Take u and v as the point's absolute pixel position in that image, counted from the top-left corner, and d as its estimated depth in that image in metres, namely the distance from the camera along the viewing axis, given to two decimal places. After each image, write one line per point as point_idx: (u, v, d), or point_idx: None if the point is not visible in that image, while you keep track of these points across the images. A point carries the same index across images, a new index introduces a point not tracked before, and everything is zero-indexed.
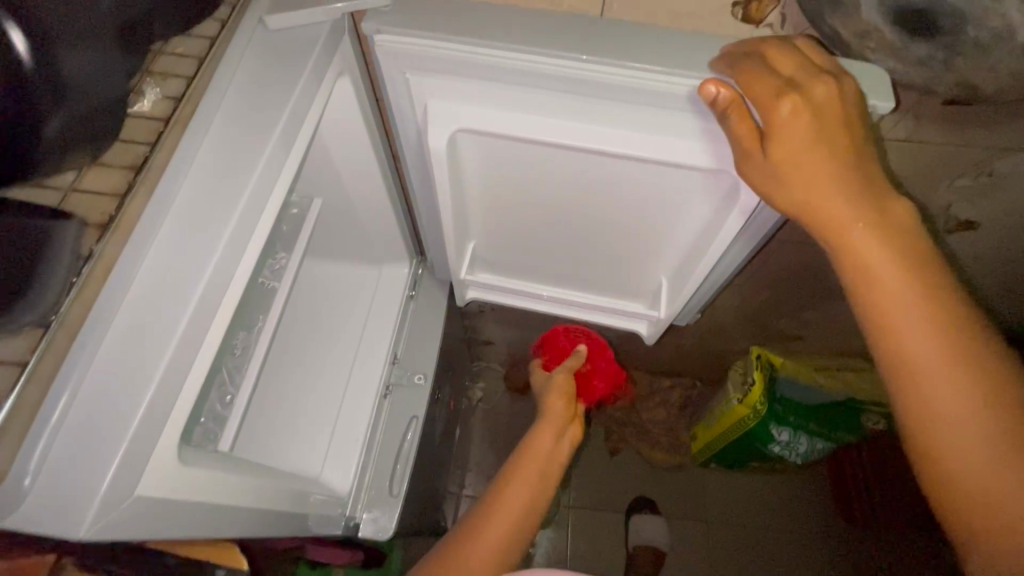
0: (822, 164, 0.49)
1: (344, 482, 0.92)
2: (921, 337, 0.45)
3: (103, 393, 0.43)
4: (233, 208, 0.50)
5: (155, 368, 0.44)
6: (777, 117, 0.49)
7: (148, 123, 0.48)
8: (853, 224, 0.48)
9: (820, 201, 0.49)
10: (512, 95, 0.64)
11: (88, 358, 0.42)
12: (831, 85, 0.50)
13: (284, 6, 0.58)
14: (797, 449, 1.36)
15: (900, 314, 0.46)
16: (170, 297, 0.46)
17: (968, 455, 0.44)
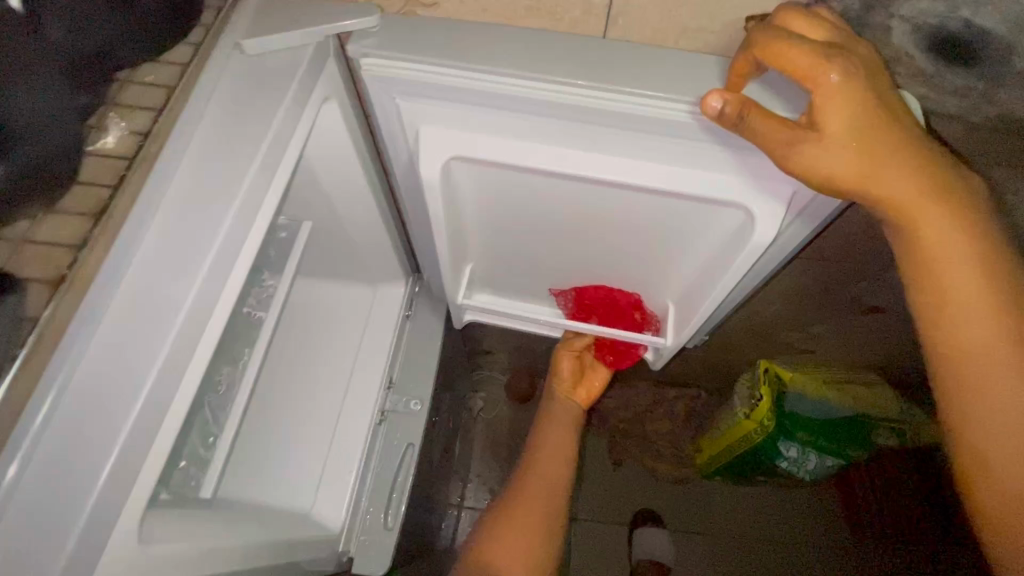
0: (884, 146, 0.47)
1: (336, 517, 0.88)
2: (969, 308, 0.50)
3: (55, 474, 0.38)
4: (210, 249, 0.45)
5: (117, 433, 0.40)
6: (826, 87, 0.45)
7: (110, 162, 0.44)
8: (920, 205, 0.48)
9: (884, 180, 0.47)
10: (512, 120, 0.60)
11: (38, 427, 0.39)
12: (865, 51, 0.47)
13: (262, 29, 0.54)
14: (806, 465, 1.32)
15: (956, 289, 0.51)
16: (136, 355, 0.42)
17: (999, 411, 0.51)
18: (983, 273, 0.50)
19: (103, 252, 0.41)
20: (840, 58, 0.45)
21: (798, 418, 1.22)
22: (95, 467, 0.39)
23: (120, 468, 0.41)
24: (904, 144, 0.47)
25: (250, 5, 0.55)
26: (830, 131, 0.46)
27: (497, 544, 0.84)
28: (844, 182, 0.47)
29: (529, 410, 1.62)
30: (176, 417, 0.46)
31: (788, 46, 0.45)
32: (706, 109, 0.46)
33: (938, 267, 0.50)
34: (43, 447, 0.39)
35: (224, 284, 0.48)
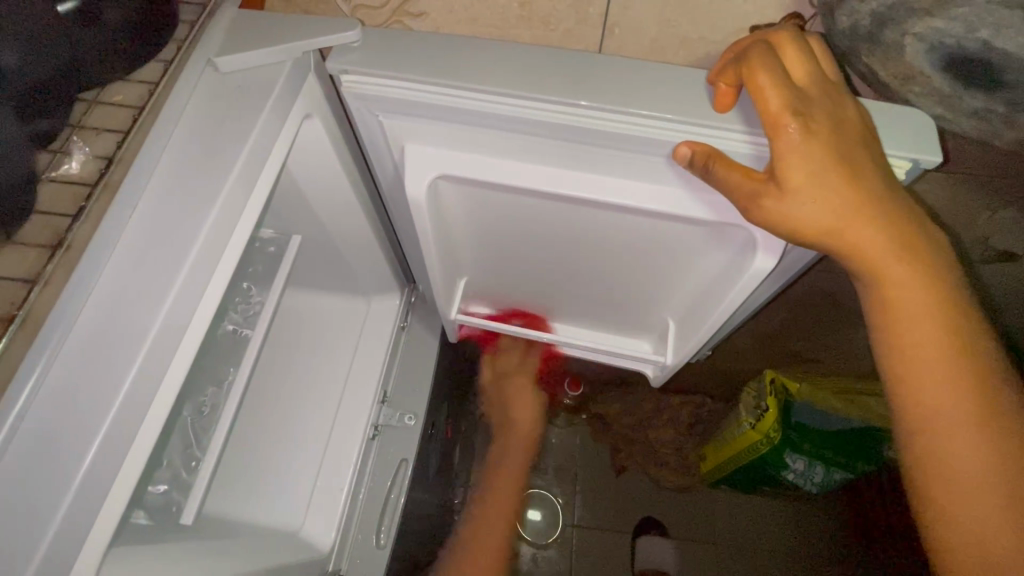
0: (850, 199, 0.45)
1: (326, 536, 0.86)
2: (940, 377, 0.46)
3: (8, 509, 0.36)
4: (172, 284, 0.43)
5: (78, 466, 0.38)
6: (789, 138, 0.44)
7: (73, 189, 0.43)
8: (890, 261, 0.47)
9: (850, 233, 0.46)
10: (501, 138, 0.58)
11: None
12: (844, 102, 0.47)
13: (237, 46, 0.51)
14: (814, 478, 1.28)
15: (925, 354, 0.47)
16: (94, 389, 0.39)
17: (971, 493, 0.45)
18: (950, 329, 0.47)
19: (59, 288, 0.40)
20: (808, 111, 0.45)
21: (805, 430, 1.18)
22: (48, 513, 0.37)
23: (76, 514, 0.38)
24: (875, 198, 0.45)
25: (223, 20, 0.53)
26: (795, 183, 0.45)
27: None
28: (812, 233, 0.47)
29: None
30: (144, 447, 0.44)
31: (765, 89, 0.45)
32: (677, 157, 0.50)
33: (905, 323, 0.47)
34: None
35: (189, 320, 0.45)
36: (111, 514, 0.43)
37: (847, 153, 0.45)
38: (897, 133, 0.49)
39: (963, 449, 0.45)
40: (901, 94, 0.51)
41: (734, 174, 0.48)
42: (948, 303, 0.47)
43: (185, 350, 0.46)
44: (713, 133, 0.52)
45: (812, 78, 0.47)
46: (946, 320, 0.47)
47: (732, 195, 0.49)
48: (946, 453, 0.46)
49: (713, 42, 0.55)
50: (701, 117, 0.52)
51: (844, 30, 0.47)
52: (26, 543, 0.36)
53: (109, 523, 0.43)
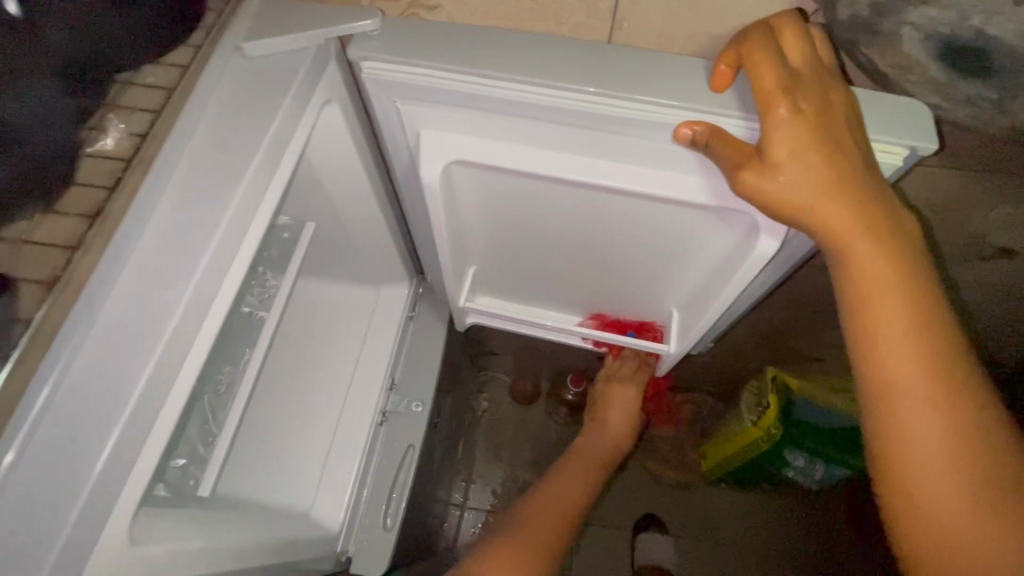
0: (828, 179, 0.48)
1: (335, 516, 0.88)
2: (908, 352, 0.48)
3: (50, 461, 0.37)
4: (201, 257, 0.44)
5: (112, 427, 0.39)
6: (778, 118, 0.47)
7: (109, 164, 0.45)
8: (858, 238, 0.49)
9: (826, 210, 0.48)
10: (513, 123, 0.61)
11: (26, 432, 0.36)
12: (831, 89, 0.50)
13: (263, 32, 0.54)
14: (812, 474, 1.30)
15: (892, 328, 0.48)
16: (128, 358, 0.40)
17: (930, 464, 0.46)
18: (918, 304, 0.48)
19: (99, 253, 0.41)
20: (798, 94, 0.48)
21: (806, 428, 1.20)
22: (85, 469, 0.38)
23: (115, 465, 0.40)
24: (848, 179, 0.48)
25: (250, 8, 0.55)
26: (779, 158, 0.48)
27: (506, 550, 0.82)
28: (790, 209, 0.49)
29: (535, 412, 1.59)
30: (171, 413, 0.46)
31: (768, 68, 0.48)
32: (677, 138, 0.54)
33: (875, 299, 0.49)
34: (29, 455, 0.36)
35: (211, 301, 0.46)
36: (141, 473, 0.44)
37: (831, 136, 0.48)
38: (896, 122, 0.53)
39: (923, 421, 0.47)
40: (898, 85, 0.53)
41: (725, 149, 0.52)
42: (914, 279, 0.49)
43: (208, 330, 0.48)
44: (712, 117, 0.55)
45: (807, 64, 0.49)
46: (913, 295, 0.48)
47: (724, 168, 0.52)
48: (908, 425, 0.47)
49: (719, 36, 0.58)
50: (696, 103, 0.55)
51: (842, 24, 0.49)
52: (64, 497, 0.37)
53: (141, 481, 0.44)
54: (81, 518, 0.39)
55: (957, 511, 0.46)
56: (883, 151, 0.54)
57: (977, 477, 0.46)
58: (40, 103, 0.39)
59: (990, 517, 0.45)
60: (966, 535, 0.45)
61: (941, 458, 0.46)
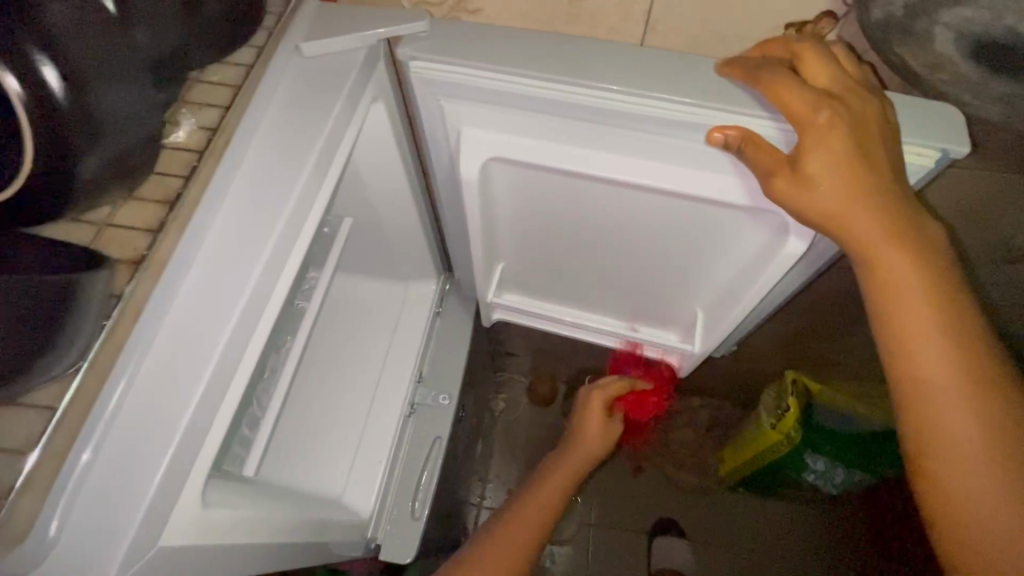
0: (859, 187, 0.51)
1: (366, 504, 0.90)
2: (934, 352, 0.51)
3: (136, 428, 0.39)
4: (266, 246, 0.47)
5: (185, 404, 0.41)
6: (813, 129, 0.50)
7: (182, 154, 0.47)
8: (886, 244, 0.52)
9: (855, 217, 0.51)
10: (554, 124, 0.64)
11: (113, 406, 0.39)
12: (865, 99, 0.51)
13: (321, 33, 0.57)
14: (834, 479, 1.28)
15: (918, 329, 0.51)
16: (199, 338, 0.43)
17: (959, 458, 0.50)
18: (944, 306, 0.51)
19: (175, 238, 0.43)
20: (833, 106, 0.50)
21: (826, 434, 1.19)
22: (164, 441, 0.40)
23: (193, 436, 0.42)
24: (878, 187, 0.51)
25: (307, 11, 0.58)
26: (814, 172, 0.51)
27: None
28: (821, 215, 0.52)
29: (552, 414, 1.60)
30: (235, 392, 0.47)
31: (789, 90, 0.51)
32: (712, 142, 0.56)
33: (901, 302, 0.52)
34: (117, 425, 0.39)
35: (270, 291, 0.49)
36: (211, 447, 0.46)
37: (866, 144, 0.50)
38: (928, 124, 0.55)
39: (955, 419, 0.50)
40: (932, 83, 0.54)
41: (760, 155, 0.55)
42: (940, 283, 0.52)
43: (268, 318, 0.50)
44: (729, 114, 0.57)
45: (836, 80, 0.52)
46: (938, 298, 0.52)
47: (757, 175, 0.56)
48: (936, 422, 0.51)
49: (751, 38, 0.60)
50: (731, 103, 0.57)
51: (875, 22, 0.51)
52: (145, 470, 0.39)
53: (211, 454, 0.46)
54: (163, 485, 0.40)
55: (989, 509, 0.48)
56: (916, 153, 0.56)
57: (1007, 472, 0.48)
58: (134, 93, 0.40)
59: (1011, 511, 0.47)
60: (992, 530, 0.48)
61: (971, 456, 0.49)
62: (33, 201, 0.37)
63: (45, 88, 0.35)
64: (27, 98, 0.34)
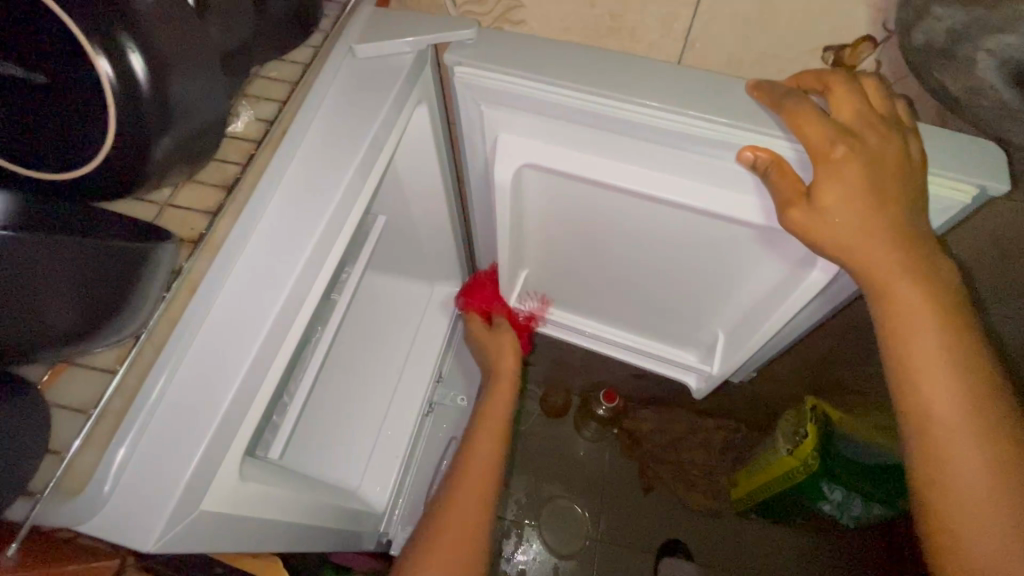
0: (870, 216, 0.53)
1: (381, 498, 0.92)
2: (940, 378, 0.52)
3: (184, 402, 0.41)
4: (311, 238, 0.48)
5: (230, 384, 0.42)
6: (827, 165, 0.53)
7: (240, 144, 0.50)
8: (891, 271, 0.53)
9: (863, 246, 0.54)
10: (589, 136, 0.66)
11: (156, 393, 0.40)
12: (889, 133, 0.53)
13: (374, 37, 0.61)
14: (851, 510, 1.25)
15: (924, 355, 0.52)
16: (251, 319, 0.45)
17: (962, 481, 0.50)
18: (952, 335, 0.52)
19: (229, 226, 0.46)
20: (851, 141, 0.52)
21: (845, 460, 1.16)
22: (211, 413, 0.41)
23: (238, 408, 0.44)
24: (891, 217, 0.53)
25: (362, 18, 0.62)
26: (828, 201, 0.54)
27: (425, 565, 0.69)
28: (832, 245, 0.55)
29: (565, 427, 1.58)
30: (275, 374, 0.49)
31: (809, 122, 0.53)
32: (740, 160, 0.58)
33: (907, 327, 0.53)
34: (167, 398, 0.41)
35: (314, 279, 0.50)
36: (251, 423, 0.47)
37: (882, 176, 0.52)
38: (966, 163, 0.56)
39: (964, 446, 0.50)
40: (971, 109, 0.54)
41: (785, 181, 0.56)
42: (947, 310, 0.53)
43: (309, 307, 0.52)
44: (749, 132, 0.58)
45: (860, 115, 0.53)
46: (945, 325, 0.52)
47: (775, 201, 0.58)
48: (940, 445, 0.51)
49: (787, 58, 0.61)
50: (757, 124, 0.58)
51: (917, 46, 0.52)
52: (193, 436, 0.40)
53: (250, 430, 0.47)
54: (208, 455, 0.41)
55: (987, 531, 0.48)
56: (954, 187, 0.57)
57: (1013, 497, 0.48)
58: (200, 78, 0.41)
59: (1010, 533, 0.48)
60: (1002, 564, 0.47)
61: (991, 505, 0.49)
62: (107, 186, 0.41)
63: (128, 76, 0.37)
64: (114, 83, 0.37)
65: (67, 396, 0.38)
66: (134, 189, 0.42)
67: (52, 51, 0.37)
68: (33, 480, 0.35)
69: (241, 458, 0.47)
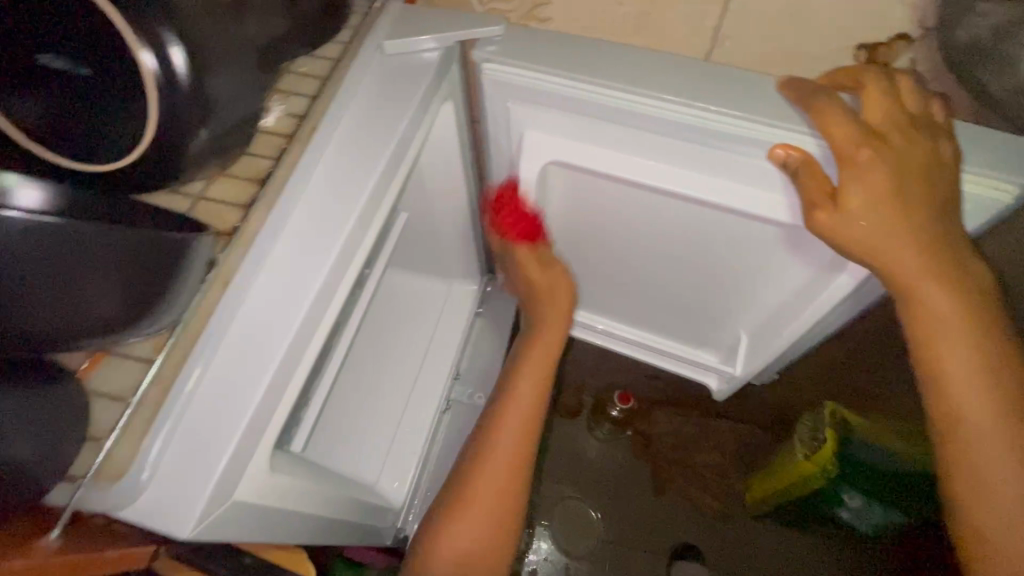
0: (897, 218, 0.52)
1: (398, 494, 0.92)
2: (971, 382, 0.50)
3: (220, 393, 0.42)
4: (342, 232, 0.49)
5: (262, 376, 0.43)
6: (853, 167, 0.52)
7: (272, 139, 0.50)
8: (919, 273, 0.52)
9: (890, 249, 0.53)
10: (615, 132, 0.65)
11: (192, 385, 0.41)
12: (919, 135, 0.52)
13: (402, 33, 0.61)
14: (869, 519, 1.22)
15: (953, 359, 0.51)
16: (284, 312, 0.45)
17: (995, 487, 0.49)
18: (984, 338, 0.51)
19: (263, 219, 0.46)
20: (875, 144, 0.51)
21: (861, 466, 1.11)
22: (244, 405, 0.42)
23: (270, 399, 0.44)
24: (918, 218, 0.52)
25: (390, 14, 0.62)
26: (854, 202, 0.53)
27: (455, 521, 0.65)
28: (857, 248, 0.54)
29: (575, 426, 1.50)
30: (305, 367, 0.49)
31: (836, 122, 0.52)
32: (771, 157, 0.57)
33: (935, 331, 0.52)
34: (201, 389, 0.42)
35: (345, 272, 0.51)
36: (281, 415, 0.48)
37: (910, 178, 0.51)
38: (1004, 164, 0.55)
39: (997, 452, 0.49)
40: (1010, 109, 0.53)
41: (811, 182, 0.55)
42: (977, 313, 0.52)
43: (338, 301, 0.52)
44: (780, 130, 0.57)
45: (890, 116, 0.52)
46: (976, 328, 0.51)
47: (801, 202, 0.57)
48: (972, 451, 0.50)
49: (818, 57, 0.60)
50: (787, 123, 0.57)
51: (961, 44, 0.51)
52: (227, 427, 0.41)
53: (280, 422, 0.48)
54: (242, 445, 0.42)
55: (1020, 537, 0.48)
56: (993, 188, 0.56)
57: None
58: (236, 72, 0.42)
59: None
60: None
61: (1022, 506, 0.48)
62: (142, 179, 0.41)
63: (170, 70, 0.37)
64: (158, 76, 0.37)
65: (105, 384, 0.38)
66: (166, 183, 0.42)
67: (96, 44, 0.37)
68: (73, 467, 0.36)
69: (272, 449, 0.47)
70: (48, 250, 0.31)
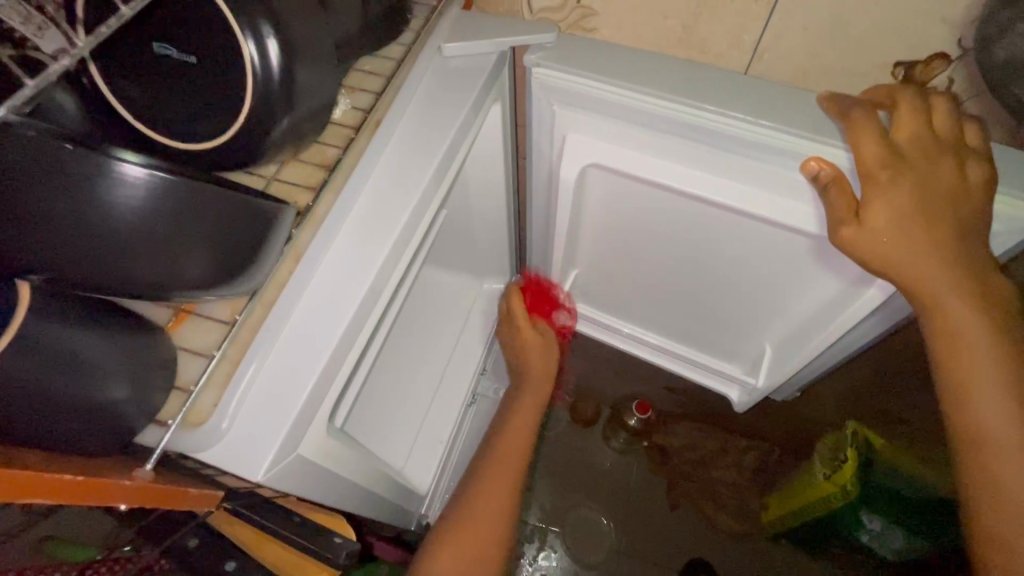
0: (922, 233, 0.54)
1: (422, 481, 0.94)
2: (993, 398, 0.51)
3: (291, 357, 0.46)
4: (401, 218, 0.53)
5: (327, 345, 0.47)
6: (878, 185, 0.54)
7: (341, 129, 0.54)
8: (941, 288, 0.54)
9: (915, 264, 0.54)
10: (651, 138, 0.68)
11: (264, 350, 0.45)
12: (951, 157, 0.53)
13: (463, 37, 0.65)
14: (894, 544, 1.15)
15: (974, 373, 0.52)
16: (347, 288, 0.49)
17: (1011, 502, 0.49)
18: (1008, 354, 0.51)
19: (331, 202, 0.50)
20: (899, 164, 0.53)
21: (883, 491, 1.07)
22: (310, 371, 0.46)
23: (331, 367, 0.48)
24: (942, 236, 0.54)
25: (449, 20, 0.67)
26: (878, 218, 0.55)
27: None
28: (879, 265, 0.57)
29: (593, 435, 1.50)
30: (360, 341, 0.53)
31: (864, 141, 0.54)
32: (804, 169, 0.58)
33: (960, 345, 0.53)
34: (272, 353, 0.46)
35: (401, 255, 0.54)
36: (337, 384, 0.51)
37: (936, 196, 0.53)
38: None
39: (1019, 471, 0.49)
40: None
41: (840, 198, 0.57)
42: (1003, 332, 0.52)
43: (393, 283, 0.56)
44: (818, 143, 0.59)
45: (916, 139, 0.54)
46: (1002, 345, 0.52)
47: (830, 215, 0.59)
48: (991, 466, 0.51)
49: (857, 73, 0.62)
50: (823, 135, 0.59)
51: (999, 63, 0.50)
52: (294, 391, 0.45)
53: (336, 390, 0.51)
54: (305, 406, 0.45)
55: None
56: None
57: None
58: (316, 65, 0.46)
59: None
60: None
61: None
62: (228, 157, 0.45)
63: (265, 61, 0.41)
64: (256, 63, 0.42)
65: (191, 340, 0.43)
66: (248, 163, 0.46)
67: (199, 36, 0.42)
68: (159, 412, 0.41)
69: (329, 415, 0.51)
70: (160, 208, 0.34)
